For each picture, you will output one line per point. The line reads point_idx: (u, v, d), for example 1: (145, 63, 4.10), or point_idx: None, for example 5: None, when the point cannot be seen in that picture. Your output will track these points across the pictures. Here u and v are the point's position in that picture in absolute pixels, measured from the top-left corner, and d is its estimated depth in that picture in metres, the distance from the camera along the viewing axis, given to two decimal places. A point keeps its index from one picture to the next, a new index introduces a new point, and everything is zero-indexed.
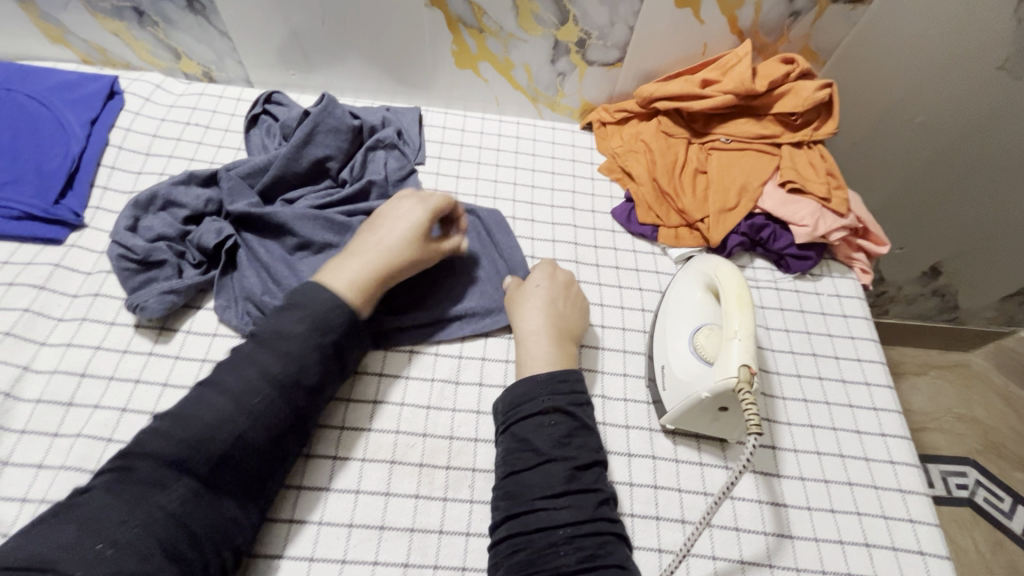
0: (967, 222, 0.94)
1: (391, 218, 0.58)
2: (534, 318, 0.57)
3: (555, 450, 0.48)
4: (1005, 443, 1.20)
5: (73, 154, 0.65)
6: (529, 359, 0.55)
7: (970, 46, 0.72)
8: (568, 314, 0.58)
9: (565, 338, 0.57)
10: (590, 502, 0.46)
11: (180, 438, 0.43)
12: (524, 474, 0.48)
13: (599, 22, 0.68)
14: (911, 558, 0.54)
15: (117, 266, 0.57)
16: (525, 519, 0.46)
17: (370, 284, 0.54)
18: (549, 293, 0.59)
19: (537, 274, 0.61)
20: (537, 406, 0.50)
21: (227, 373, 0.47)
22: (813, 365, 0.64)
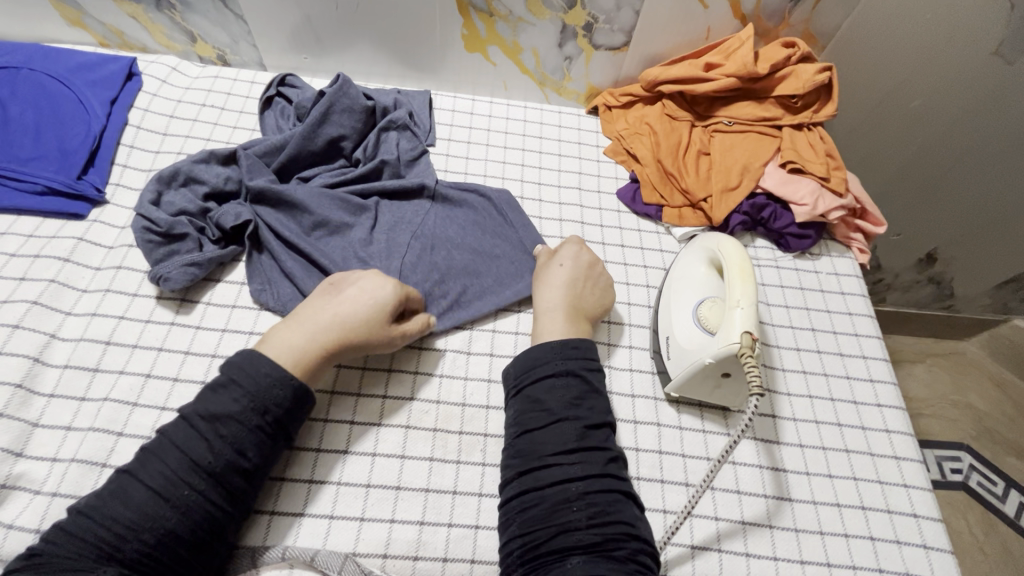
0: (971, 204, 0.94)
1: (354, 287, 0.55)
2: (555, 294, 0.59)
3: (566, 410, 0.50)
4: (998, 428, 1.23)
5: (94, 132, 0.67)
6: (541, 330, 0.57)
7: (966, 32, 0.74)
8: (589, 294, 0.60)
9: (580, 316, 0.59)
10: (600, 459, 0.48)
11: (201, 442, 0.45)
12: (537, 432, 0.50)
13: (606, 7, 0.70)
14: (905, 520, 0.56)
15: (142, 238, 0.59)
16: (537, 475, 0.48)
17: (313, 358, 0.51)
18: (572, 273, 0.60)
19: (564, 251, 0.62)
20: (552, 369, 0.52)
21: (250, 360, 0.48)
22: (812, 339, 0.66)
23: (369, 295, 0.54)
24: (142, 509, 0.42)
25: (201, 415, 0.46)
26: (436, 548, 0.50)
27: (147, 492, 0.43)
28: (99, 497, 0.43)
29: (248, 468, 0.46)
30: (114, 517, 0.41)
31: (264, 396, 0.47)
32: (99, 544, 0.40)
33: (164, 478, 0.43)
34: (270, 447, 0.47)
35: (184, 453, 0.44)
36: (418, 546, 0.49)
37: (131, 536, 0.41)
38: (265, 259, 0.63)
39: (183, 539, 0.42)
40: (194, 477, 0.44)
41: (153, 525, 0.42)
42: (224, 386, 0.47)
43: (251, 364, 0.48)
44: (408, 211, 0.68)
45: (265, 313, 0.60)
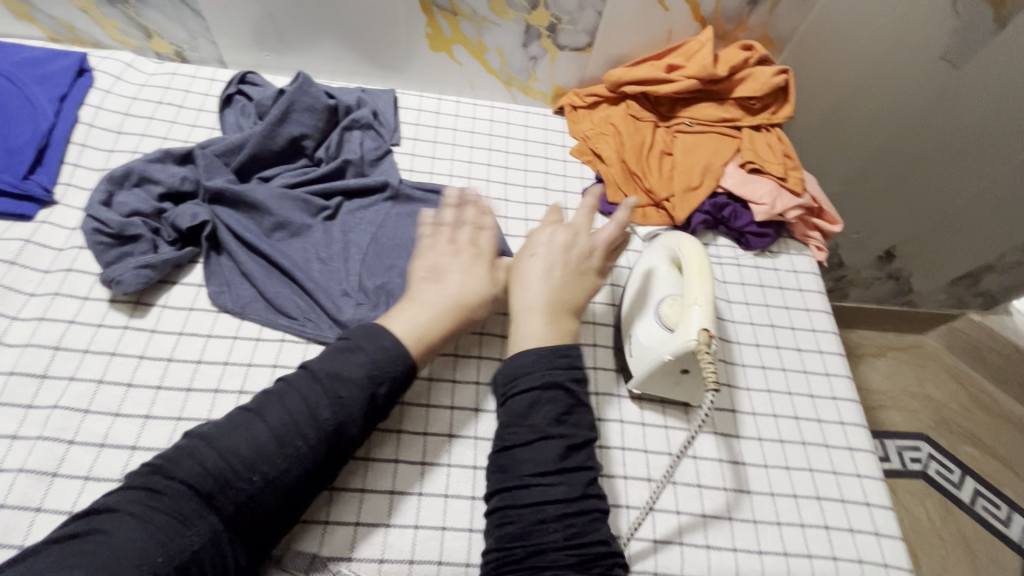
0: (935, 198, 0.97)
1: (456, 263, 0.57)
2: (531, 292, 0.55)
3: (551, 427, 0.48)
4: (954, 419, 1.28)
5: (43, 130, 0.64)
6: (522, 332, 0.53)
7: (915, 39, 0.77)
8: (575, 283, 0.56)
9: (563, 311, 0.54)
10: (581, 482, 0.47)
11: (310, 404, 0.46)
12: (518, 449, 0.48)
13: (569, 8, 0.70)
14: (858, 508, 0.59)
15: (93, 240, 0.58)
16: (512, 494, 0.47)
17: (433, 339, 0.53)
18: (547, 260, 0.56)
19: (534, 239, 0.58)
20: (528, 385, 0.49)
21: (368, 333, 0.50)
22: (771, 335, 0.68)
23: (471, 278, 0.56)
24: (259, 450, 0.43)
25: (327, 371, 0.48)
26: (402, 551, 0.49)
27: (268, 432, 0.44)
28: (216, 430, 0.44)
29: (354, 434, 0.47)
30: (234, 451, 0.43)
31: (383, 370, 0.49)
32: (216, 476, 0.42)
33: (275, 434, 0.44)
34: (374, 415, 0.49)
35: (303, 406, 0.46)
36: (384, 549, 0.49)
37: (242, 476, 0.42)
38: (223, 260, 0.62)
39: (287, 488, 0.44)
40: (309, 428, 0.45)
41: (264, 468, 0.43)
42: (350, 349, 0.49)
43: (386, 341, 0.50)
44: (370, 211, 0.67)
45: (224, 316, 0.59)
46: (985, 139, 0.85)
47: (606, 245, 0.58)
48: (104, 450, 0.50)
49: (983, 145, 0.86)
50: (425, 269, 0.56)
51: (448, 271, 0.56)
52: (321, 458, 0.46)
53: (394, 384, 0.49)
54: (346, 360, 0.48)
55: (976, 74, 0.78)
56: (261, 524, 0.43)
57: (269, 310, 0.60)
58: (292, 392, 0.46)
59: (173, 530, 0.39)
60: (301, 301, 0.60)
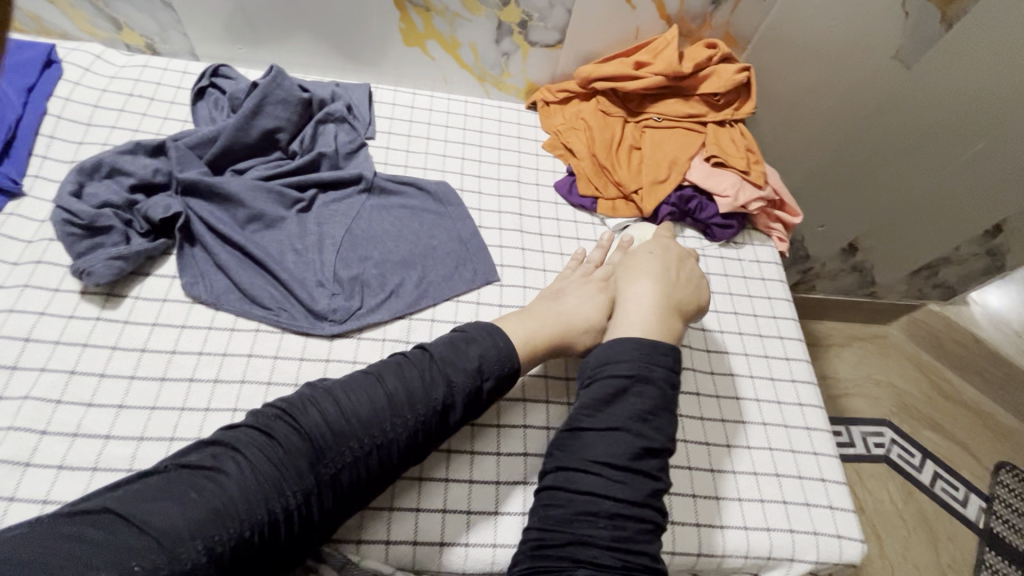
0: (910, 186, 1.00)
1: (578, 288, 0.62)
2: (647, 284, 0.60)
3: (629, 422, 0.50)
4: (915, 405, 1.34)
5: (9, 122, 0.64)
6: (630, 316, 0.58)
7: (870, 40, 0.80)
8: (679, 289, 0.61)
9: (674, 313, 0.59)
10: (645, 490, 0.48)
11: (421, 382, 0.50)
12: (588, 434, 0.50)
13: (539, 5, 0.72)
14: (815, 484, 0.62)
15: (61, 231, 0.57)
16: (572, 477, 0.49)
17: (538, 345, 0.57)
18: (664, 262, 0.63)
19: (652, 243, 0.65)
20: (626, 364, 0.53)
21: (485, 334, 0.55)
22: (734, 322, 0.72)
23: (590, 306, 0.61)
24: (372, 415, 0.47)
25: (443, 354, 0.52)
26: (378, 531, 0.50)
27: (385, 400, 0.48)
28: (338, 387, 0.49)
29: (455, 419, 0.51)
30: (351, 412, 0.47)
31: (493, 367, 0.53)
32: (332, 431, 0.46)
33: (388, 404, 0.48)
34: (475, 407, 0.52)
35: (416, 383, 0.50)
36: (361, 530, 0.50)
37: (351, 438, 0.46)
38: (197, 252, 0.62)
39: (385, 461, 0.47)
40: (417, 406, 0.49)
41: (372, 434, 0.47)
42: (467, 340, 0.54)
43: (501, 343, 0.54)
44: (344, 203, 0.68)
45: (197, 307, 0.59)
46: (950, 126, 0.87)
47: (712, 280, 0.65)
48: (77, 440, 0.51)
49: (951, 133, 0.88)
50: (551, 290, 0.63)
51: (567, 294, 0.62)
52: (418, 435, 0.49)
53: (504, 378, 0.54)
54: (460, 348, 0.53)
55: (928, 67, 0.81)
56: (348, 492, 0.46)
57: (244, 302, 0.60)
58: (409, 368, 0.51)
59: (287, 477, 0.43)
60: (275, 292, 0.61)
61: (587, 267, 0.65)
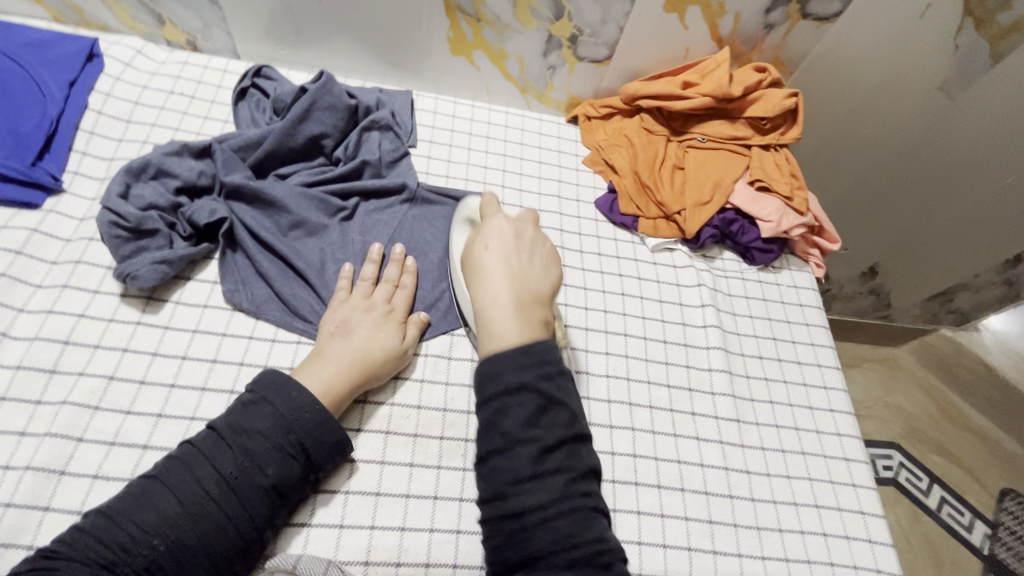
0: (929, 216, 1.01)
1: (366, 320, 0.57)
2: (494, 282, 0.55)
3: (523, 431, 0.47)
4: (923, 429, 1.34)
5: (51, 116, 0.62)
6: (493, 325, 0.53)
7: (917, 69, 0.79)
8: (523, 266, 0.57)
9: (531, 300, 0.55)
10: (558, 482, 0.46)
11: (215, 465, 0.47)
12: (495, 458, 0.47)
13: (592, 20, 0.71)
14: (854, 516, 0.62)
15: (108, 233, 0.55)
16: (499, 504, 0.46)
17: (341, 389, 0.53)
18: (504, 248, 0.58)
19: (488, 230, 0.59)
20: (502, 384, 0.49)
21: (277, 385, 0.51)
22: (601, 320, 0.68)
23: (379, 334, 0.57)
24: (161, 515, 0.44)
25: (231, 428, 0.49)
26: (418, 554, 0.50)
27: (169, 498, 0.45)
28: (121, 503, 0.44)
29: (269, 484, 0.47)
30: (134, 520, 0.43)
31: (290, 419, 0.50)
32: (113, 546, 0.42)
33: (182, 497, 0.45)
34: (290, 468, 0.49)
35: (211, 465, 0.47)
36: (400, 552, 0.50)
37: (139, 544, 0.43)
38: (239, 258, 0.61)
39: (190, 554, 0.44)
40: (214, 488, 0.46)
41: (166, 534, 0.44)
42: (257, 403, 0.50)
43: (285, 390, 0.51)
44: (387, 212, 0.68)
45: (239, 315, 0.58)
46: (978, 163, 0.88)
47: (543, 244, 0.60)
48: (114, 448, 0.49)
49: (982, 168, 0.89)
50: (335, 323, 0.57)
51: (357, 326, 0.57)
52: (233, 522, 0.46)
53: (303, 439, 0.50)
54: (248, 415, 0.50)
55: (971, 103, 0.81)
56: None
57: (288, 313, 0.59)
58: (195, 457, 0.47)
59: None
60: (317, 304, 0.60)
61: (367, 282, 0.60)
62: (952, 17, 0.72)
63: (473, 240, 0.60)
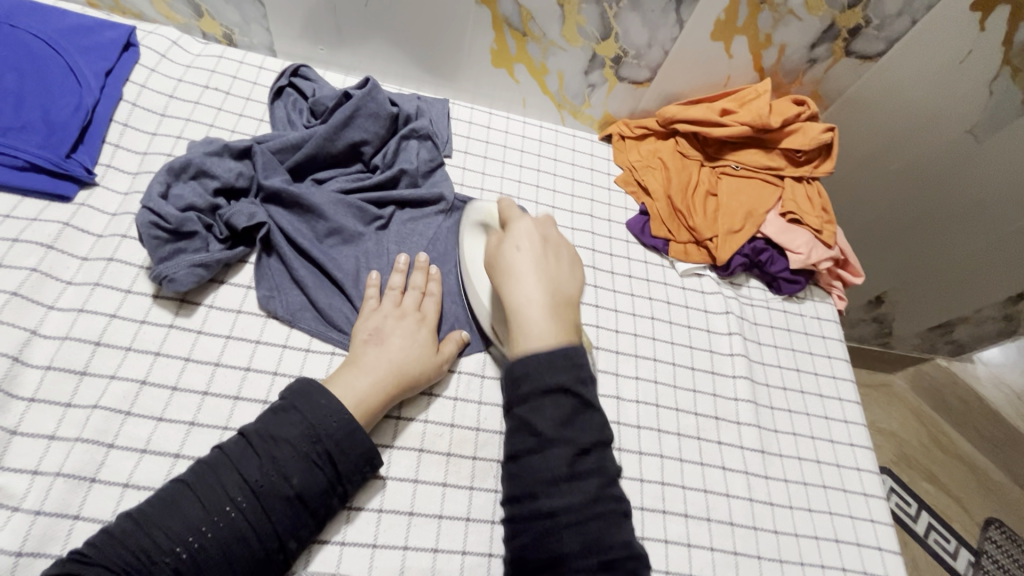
0: (944, 256, 1.02)
1: (399, 327, 0.56)
2: (528, 285, 0.52)
3: (557, 432, 0.45)
4: (915, 455, 1.37)
5: (87, 106, 0.61)
6: (527, 329, 0.50)
7: (950, 109, 0.80)
8: (554, 269, 0.55)
9: (563, 305, 0.53)
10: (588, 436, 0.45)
11: (241, 471, 0.46)
12: (527, 457, 0.46)
13: (638, 43, 0.71)
14: (872, 552, 0.63)
15: (147, 234, 0.53)
16: (524, 464, 0.46)
17: (374, 401, 0.52)
18: (534, 252, 0.54)
19: (518, 231, 0.56)
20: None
21: (306, 391, 0.50)
22: (632, 344, 0.68)
23: (413, 344, 0.56)
24: (186, 521, 0.43)
25: (260, 433, 0.47)
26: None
27: (194, 502, 0.44)
28: (147, 508, 0.43)
29: (292, 495, 0.46)
30: (160, 525, 0.42)
31: (319, 428, 0.49)
32: (137, 551, 0.41)
33: (208, 502, 0.44)
34: (317, 478, 0.47)
35: (237, 471, 0.45)
36: (432, 574, 0.50)
37: (163, 551, 0.42)
38: (274, 263, 0.60)
39: (211, 562, 0.43)
40: (239, 495, 0.45)
41: (190, 541, 0.42)
42: (285, 409, 0.49)
43: (314, 398, 0.50)
44: (423, 223, 0.67)
45: (273, 323, 0.57)
46: (995, 207, 0.89)
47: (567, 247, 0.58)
48: (145, 457, 0.48)
49: (1001, 215, 0.90)
50: (368, 330, 0.56)
51: (390, 335, 0.56)
52: (255, 532, 0.44)
53: (328, 448, 0.48)
54: (276, 421, 0.48)
55: (998, 148, 0.82)
56: None
57: (322, 323, 0.58)
58: (223, 463, 0.46)
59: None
60: (352, 314, 0.59)
61: (396, 290, 0.59)
62: (988, 65, 0.73)
63: (500, 240, 0.56)
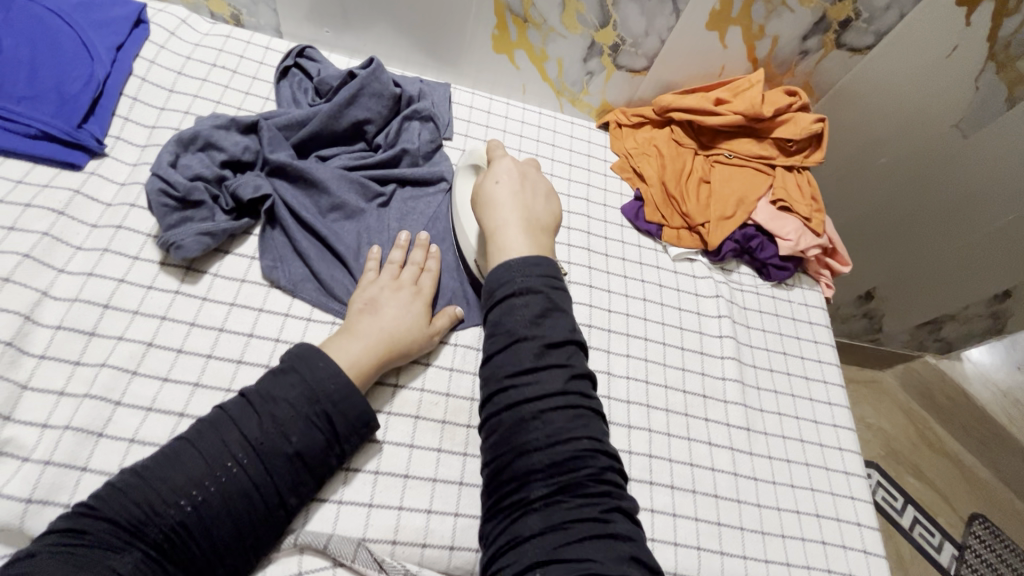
0: (932, 251, 1.04)
1: (396, 298, 0.58)
2: (504, 211, 0.56)
3: (527, 328, 0.47)
4: (902, 451, 1.39)
5: (98, 79, 0.62)
6: (502, 245, 0.54)
7: (937, 105, 0.83)
8: (530, 199, 0.59)
9: (538, 229, 0.56)
10: (559, 378, 0.46)
11: (243, 429, 0.47)
12: (498, 357, 0.47)
13: (636, 31, 0.73)
14: (851, 527, 0.65)
15: (156, 201, 0.56)
16: (496, 364, 0.47)
17: (368, 365, 0.54)
18: (512, 185, 0.59)
19: (498, 167, 0.60)
20: (512, 287, 0.49)
21: (305, 355, 0.52)
22: (624, 323, 0.70)
23: (408, 314, 0.58)
24: (189, 475, 0.44)
25: (260, 394, 0.49)
26: (444, 536, 0.52)
27: (196, 457, 0.45)
28: (151, 463, 0.45)
29: (292, 452, 0.48)
30: (164, 479, 0.44)
31: (318, 388, 0.50)
32: (143, 505, 0.42)
33: (210, 458, 0.45)
34: (317, 437, 0.49)
35: (238, 429, 0.47)
36: (425, 533, 0.52)
37: (168, 503, 0.43)
38: (277, 235, 0.61)
39: (215, 515, 0.44)
40: (241, 452, 0.46)
41: (194, 494, 0.44)
42: (285, 370, 0.51)
43: (312, 361, 0.51)
44: (423, 201, 0.69)
45: (276, 292, 0.59)
46: (980, 201, 0.91)
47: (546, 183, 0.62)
48: (150, 414, 0.50)
49: (986, 210, 0.92)
50: (364, 299, 0.58)
51: (386, 305, 0.58)
52: (257, 487, 0.46)
53: (326, 409, 0.50)
54: (276, 382, 0.50)
55: (983, 143, 0.84)
56: (188, 549, 0.43)
57: (323, 294, 0.60)
58: (224, 421, 0.47)
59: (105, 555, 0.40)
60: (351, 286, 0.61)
61: (393, 264, 0.61)
62: (974, 62, 0.75)
63: (482, 176, 0.61)
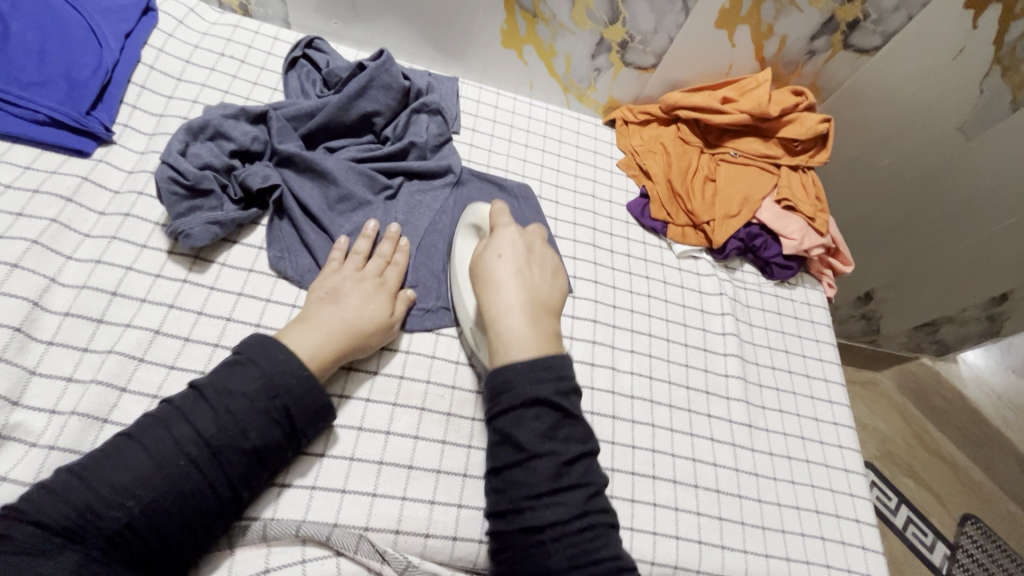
0: (931, 253, 1.05)
1: (360, 288, 0.57)
2: (507, 293, 0.54)
3: (537, 444, 0.47)
4: (898, 452, 1.40)
5: (106, 65, 0.62)
6: (506, 336, 0.53)
7: (941, 107, 0.83)
8: (535, 275, 0.57)
9: (542, 311, 0.55)
10: (575, 496, 0.47)
11: (195, 425, 0.45)
12: (512, 470, 0.48)
13: (645, 29, 0.74)
14: (850, 524, 0.66)
15: (166, 189, 0.55)
16: (509, 476, 0.48)
17: (328, 354, 0.52)
18: (517, 262, 0.56)
19: (502, 239, 0.58)
20: (517, 394, 0.49)
21: (263, 346, 0.50)
22: (628, 319, 0.70)
23: (369, 305, 0.56)
24: (135, 474, 0.43)
25: (214, 387, 0.47)
26: (446, 527, 0.52)
27: (142, 455, 0.43)
28: (92, 461, 0.43)
29: (281, 437, 0.48)
30: (107, 478, 0.42)
31: (277, 380, 0.49)
32: (81, 507, 0.40)
33: (158, 456, 0.44)
34: (279, 432, 0.48)
35: (189, 424, 0.45)
36: (429, 524, 0.52)
37: (113, 505, 0.41)
38: (285, 226, 0.61)
39: (162, 514, 0.43)
40: (192, 447, 0.45)
41: (143, 492, 0.42)
42: (240, 362, 0.49)
43: (273, 353, 0.50)
44: (430, 194, 0.68)
45: (283, 283, 0.59)
46: (981, 205, 0.92)
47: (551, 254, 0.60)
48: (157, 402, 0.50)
49: (986, 214, 0.93)
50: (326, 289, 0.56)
51: (348, 295, 0.56)
52: (207, 486, 0.44)
53: (282, 403, 0.48)
54: (231, 375, 0.48)
55: (985, 146, 0.85)
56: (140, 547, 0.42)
57: None
58: (174, 416, 0.45)
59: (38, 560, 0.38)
60: None
61: (359, 254, 0.59)
62: (978, 65, 0.76)
63: (484, 246, 0.58)
